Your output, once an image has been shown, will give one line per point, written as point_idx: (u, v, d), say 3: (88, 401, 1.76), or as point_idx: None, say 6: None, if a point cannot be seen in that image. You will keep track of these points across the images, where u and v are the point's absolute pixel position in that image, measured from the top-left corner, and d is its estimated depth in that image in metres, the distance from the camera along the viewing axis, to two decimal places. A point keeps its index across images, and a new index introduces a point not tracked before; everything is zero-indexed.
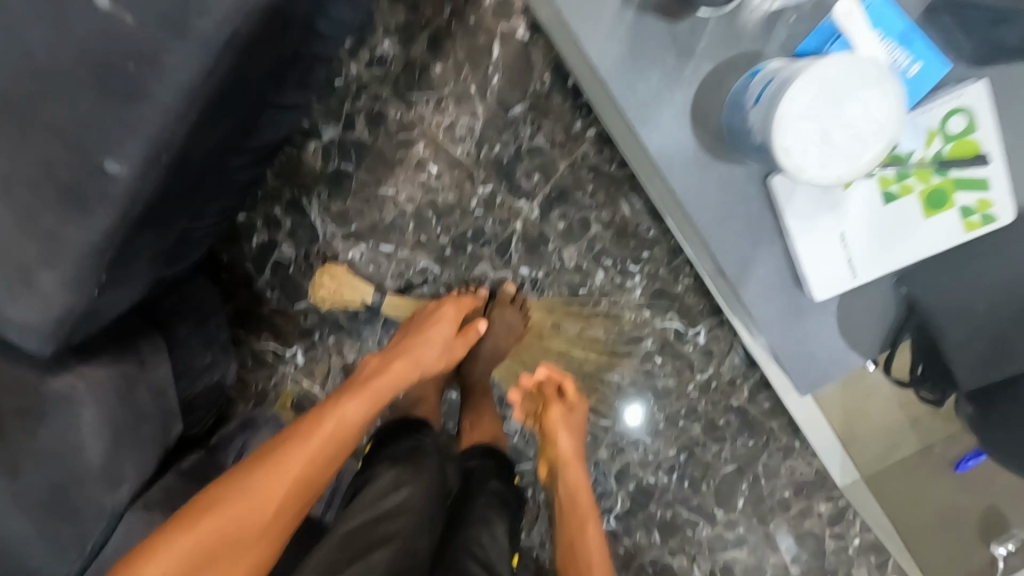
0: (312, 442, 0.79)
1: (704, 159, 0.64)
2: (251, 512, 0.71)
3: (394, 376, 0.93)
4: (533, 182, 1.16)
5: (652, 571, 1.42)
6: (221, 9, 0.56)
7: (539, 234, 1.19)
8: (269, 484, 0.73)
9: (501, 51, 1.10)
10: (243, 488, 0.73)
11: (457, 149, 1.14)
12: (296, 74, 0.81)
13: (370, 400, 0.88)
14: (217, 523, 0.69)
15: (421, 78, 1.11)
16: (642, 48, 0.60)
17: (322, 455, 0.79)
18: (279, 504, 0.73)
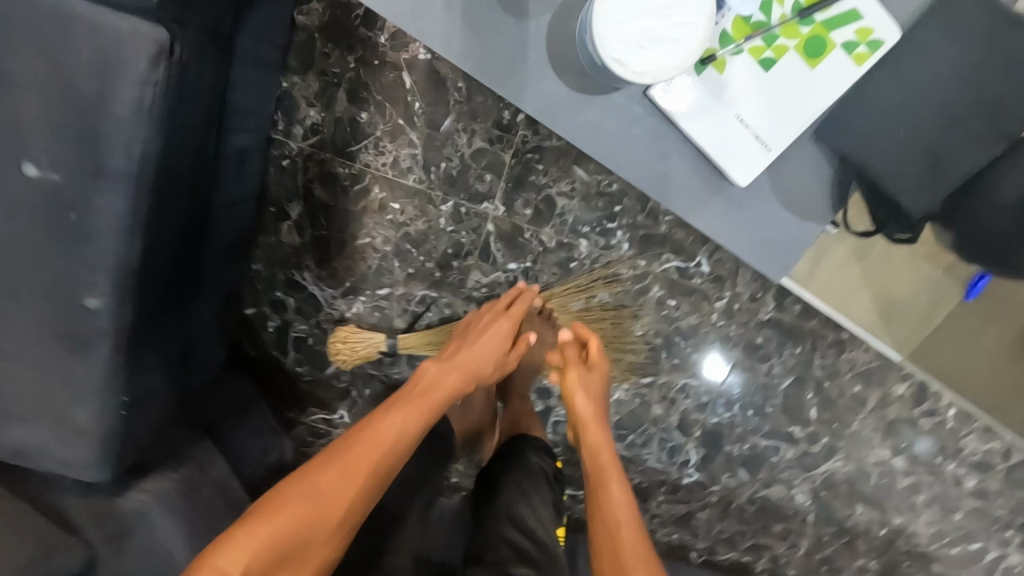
0: (379, 451, 0.81)
1: (580, 98, 0.66)
2: (323, 514, 0.74)
3: (452, 389, 0.92)
4: (487, 183, 1.20)
5: (753, 507, 1.40)
6: (123, 143, 0.64)
7: (512, 228, 1.23)
8: (339, 492, 0.76)
9: (412, 78, 1.15)
10: (315, 487, 0.76)
11: (410, 179, 1.20)
12: (230, 170, 0.90)
13: (428, 409, 0.88)
14: (292, 524, 0.72)
15: (354, 130, 1.18)
16: (481, 24, 0.64)
17: (382, 465, 0.81)
18: (344, 511, 0.76)
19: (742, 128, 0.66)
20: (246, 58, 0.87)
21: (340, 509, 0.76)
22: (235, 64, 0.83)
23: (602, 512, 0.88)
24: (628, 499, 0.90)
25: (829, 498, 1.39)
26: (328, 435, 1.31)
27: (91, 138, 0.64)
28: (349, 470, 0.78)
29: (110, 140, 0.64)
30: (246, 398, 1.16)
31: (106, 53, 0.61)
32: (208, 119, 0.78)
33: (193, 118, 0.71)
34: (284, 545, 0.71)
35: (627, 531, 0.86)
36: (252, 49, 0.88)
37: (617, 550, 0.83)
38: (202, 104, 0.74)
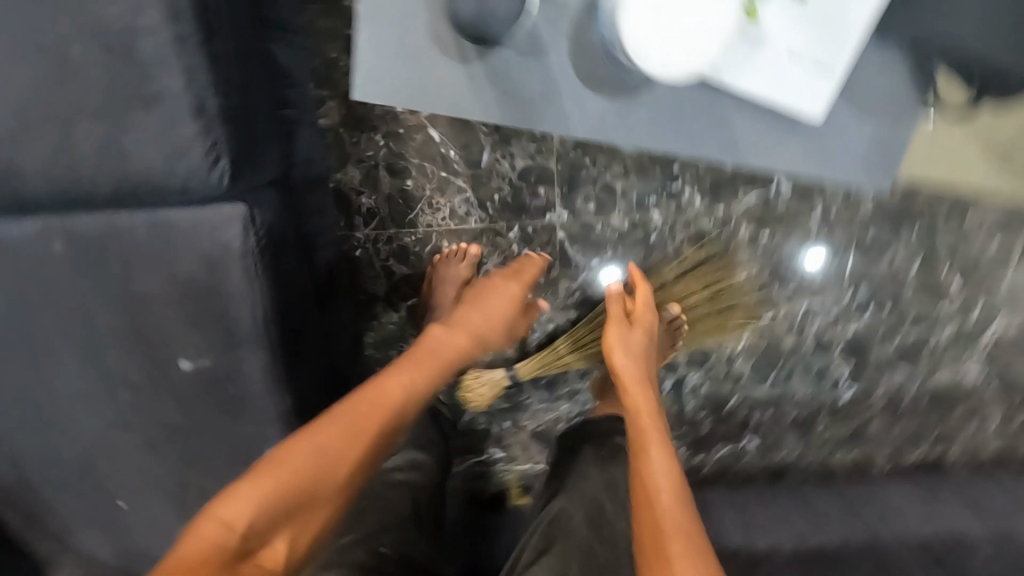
0: (394, 402, 0.84)
1: (621, 104, 0.72)
2: (326, 469, 0.73)
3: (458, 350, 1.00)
4: (543, 196, 1.21)
5: (924, 398, 1.36)
6: (247, 317, 0.71)
7: (582, 227, 1.23)
8: (347, 451, 0.76)
9: (439, 129, 1.17)
10: (324, 444, 0.74)
11: (472, 221, 1.23)
12: (325, 288, 0.97)
13: (432, 371, 0.93)
14: (294, 477, 0.71)
15: (405, 199, 1.21)
16: (512, 82, 0.71)
17: (397, 416, 0.84)
18: (349, 469, 0.76)
19: (793, 63, 0.69)
20: (301, 185, 0.92)
21: (344, 466, 0.75)
22: (295, 196, 0.88)
23: (645, 479, 0.84)
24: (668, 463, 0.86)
25: (1002, 362, 1.33)
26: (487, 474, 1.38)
27: (220, 323, 0.71)
28: (358, 426, 0.78)
29: (238, 316, 0.71)
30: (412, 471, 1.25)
31: (211, 242, 0.68)
32: (298, 257, 0.83)
33: (291, 261, 0.79)
34: (285, 501, 0.69)
35: (670, 498, 0.81)
36: (303, 174, 0.93)
37: (654, 517, 0.79)
38: (292, 246, 0.81)
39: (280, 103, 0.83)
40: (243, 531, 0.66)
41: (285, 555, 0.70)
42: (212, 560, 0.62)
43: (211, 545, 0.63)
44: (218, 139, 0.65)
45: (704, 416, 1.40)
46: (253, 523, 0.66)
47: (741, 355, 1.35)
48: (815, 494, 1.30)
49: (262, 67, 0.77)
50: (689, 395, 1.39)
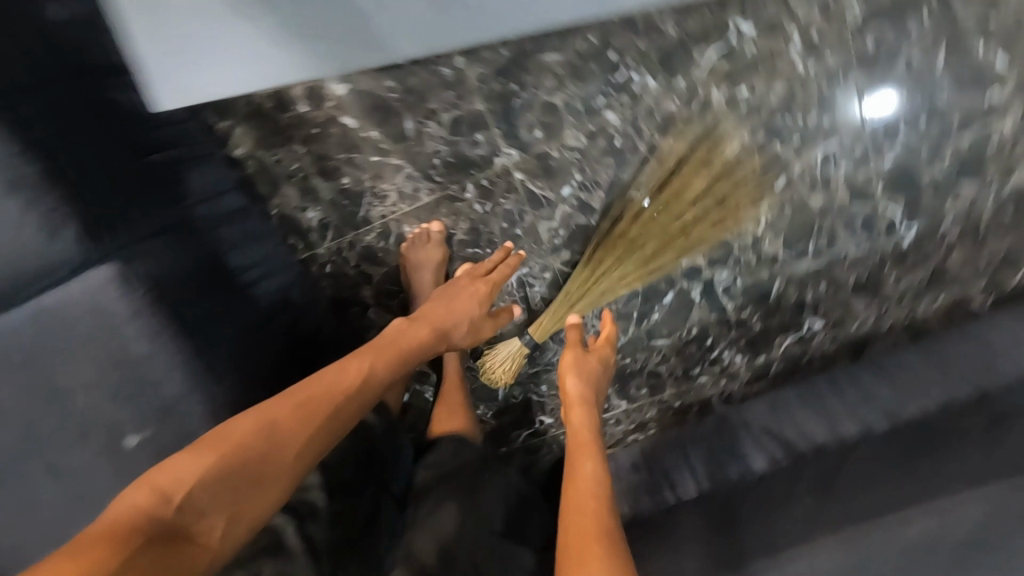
0: (345, 390, 0.86)
1: None
2: (273, 447, 0.75)
3: (420, 342, 1.01)
4: (484, 142, 1.10)
5: (1009, 208, 1.12)
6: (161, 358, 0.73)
7: (538, 159, 1.11)
8: (296, 433, 0.78)
9: (350, 115, 1.08)
10: (272, 424, 0.77)
11: (423, 196, 1.14)
12: (295, 317, 0.97)
13: (391, 364, 0.95)
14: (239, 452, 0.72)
15: (350, 198, 1.13)
16: None
17: (350, 401, 0.86)
18: (300, 451, 0.77)
19: None
20: (214, 224, 0.89)
21: (293, 448, 0.77)
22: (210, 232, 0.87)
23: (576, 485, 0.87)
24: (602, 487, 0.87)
25: None
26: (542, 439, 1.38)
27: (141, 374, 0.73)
28: (306, 407, 0.81)
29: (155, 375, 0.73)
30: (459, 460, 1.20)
31: (94, 314, 0.73)
32: (220, 288, 0.84)
33: (209, 303, 0.80)
34: (226, 471, 0.71)
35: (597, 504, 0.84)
36: (215, 212, 0.90)
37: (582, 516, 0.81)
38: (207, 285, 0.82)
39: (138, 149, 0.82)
40: (180, 505, 0.66)
41: (222, 536, 0.68)
42: (143, 530, 0.62)
43: (146, 510, 0.64)
44: (56, 203, 0.71)
45: (751, 313, 1.24)
46: (191, 493, 0.67)
47: (766, 234, 1.17)
48: (904, 358, 1.12)
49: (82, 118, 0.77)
50: (726, 296, 1.23)
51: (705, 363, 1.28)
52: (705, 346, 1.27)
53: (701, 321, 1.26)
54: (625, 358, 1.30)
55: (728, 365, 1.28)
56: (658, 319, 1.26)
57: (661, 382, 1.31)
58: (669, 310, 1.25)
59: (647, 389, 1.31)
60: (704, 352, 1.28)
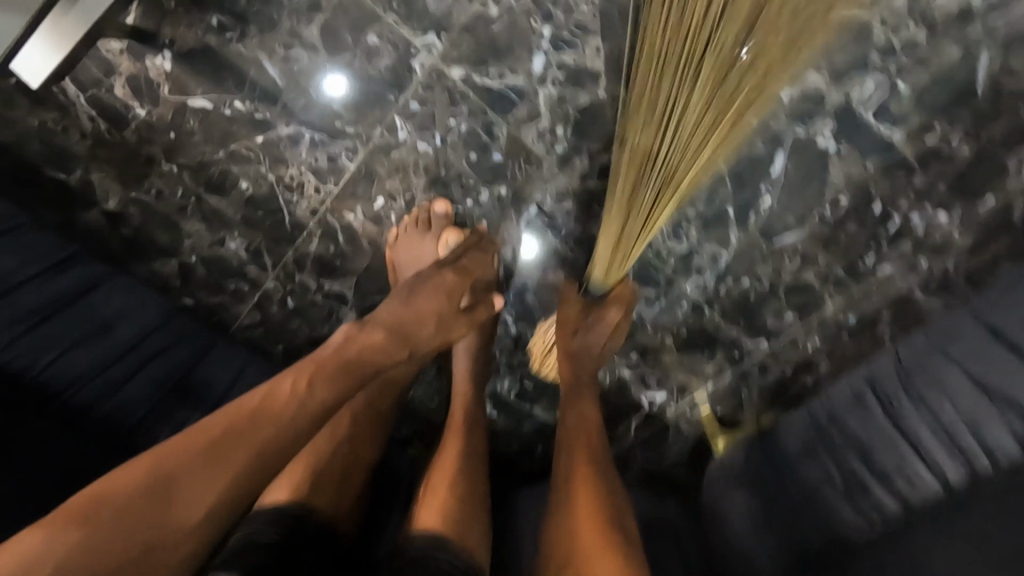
0: (281, 419, 0.53)
1: None
2: (166, 517, 0.47)
3: (375, 351, 0.61)
4: (384, 43, 0.72)
5: None
6: None
7: (475, 32, 0.71)
8: (211, 488, 0.49)
9: (201, 90, 0.75)
10: (170, 479, 0.48)
11: (347, 161, 0.77)
12: (200, 408, 0.69)
13: (344, 373, 0.58)
14: (116, 527, 0.45)
15: (261, 205, 0.80)
16: None
17: (297, 433, 0.54)
18: (215, 515, 0.49)
19: None
20: (22, 323, 0.62)
21: (195, 513, 0.48)
22: None
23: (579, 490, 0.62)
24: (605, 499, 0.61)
25: None
26: (662, 425, 0.94)
27: None
28: (220, 447, 0.50)
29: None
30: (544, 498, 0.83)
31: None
32: None
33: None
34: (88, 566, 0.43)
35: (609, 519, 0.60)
36: (24, 305, 0.63)
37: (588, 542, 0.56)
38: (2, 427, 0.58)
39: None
40: None
41: None
42: None
43: None
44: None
45: (937, 132, 0.70)
46: None
47: None
48: None
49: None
50: (881, 120, 0.71)
51: (881, 243, 0.76)
52: (872, 216, 0.75)
53: (852, 179, 0.74)
54: (743, 280, 0.82)
55: (931, 236, 0.74)
56: (774, 203, 0.77)
57: (817, 298, 0.81)
58: (788, 182, 0.76)
59: (795, 313, 0.82)
60: (875, 227, 0.75)
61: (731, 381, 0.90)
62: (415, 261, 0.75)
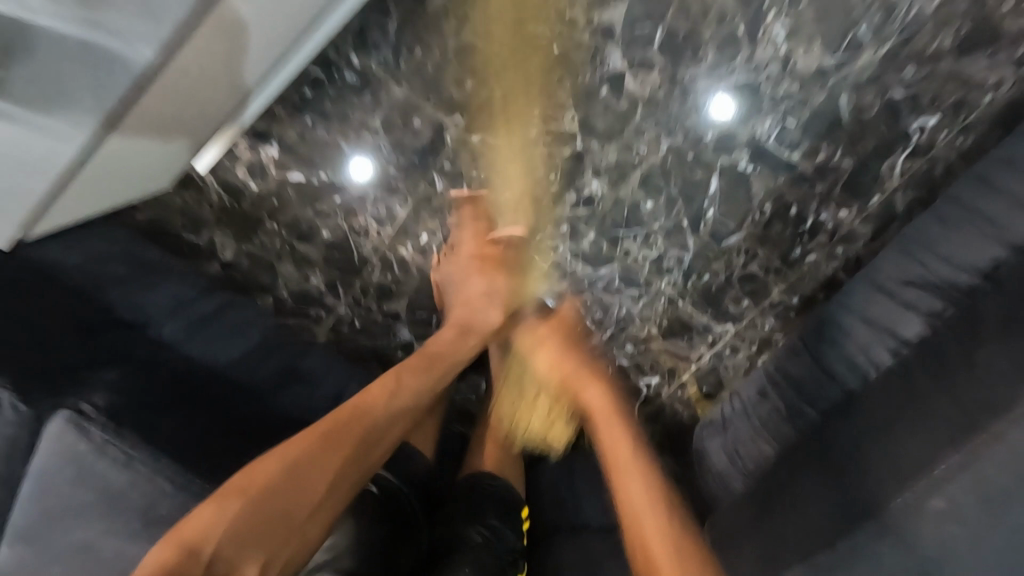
0: (373, 412, 0.73)
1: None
2: (307, 482, 0.65)
3: (445, 345, 0.86)
4: (423, 124, 1.02)
5: None
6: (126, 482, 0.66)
7: (484, 111, 1.00)
8: (332, 458, 0.67)
9: (294, 168, 1.05)
10: (302, 459, 0.65)
11: (400, 210, 1.05)
12: None
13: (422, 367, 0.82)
14: (274, 493, 0.62)
15: (336, 247, 1.08)
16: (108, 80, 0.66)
17: (386, 419, 0.74)
18: (338, 478, 0.67)
19: None
20: (193, 323, 0.87)
21: (325, 478, 0.66)
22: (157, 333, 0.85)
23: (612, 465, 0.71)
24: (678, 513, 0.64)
25: None
26: (658, 406, 1.10)
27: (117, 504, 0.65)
28: (334, 436, 0.68)
29: (127, 495, 0.65)
30: None
31: (75, 463, 0.66)
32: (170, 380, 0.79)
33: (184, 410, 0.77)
34: (259, 520, 0.60)
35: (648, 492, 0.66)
36: (196, 312, 0.88)
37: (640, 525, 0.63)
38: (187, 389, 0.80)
39: (83, 287, 0.83)
40: (211, 557, 0.57)
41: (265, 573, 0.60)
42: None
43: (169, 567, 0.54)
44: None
45: (827, 151, 0.95)
46: (220, 544, 0.58)
47: (795, 48, 0.92)
48: None
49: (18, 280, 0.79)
50: (785, 146, 0.96)
51: (803, 237, 0.99)
52: (792, 217, 0.99)
53: (771, 191, 0.99)
54: (705, 277, 1.04)
55: (837, 227, 0.98)
56: (716, 214, 1.01)
57: (763, 285, 1.03)
58: (723, 198, 1.00)
59: (749, 299, 1.04)
60: (797, 226, 0.99)
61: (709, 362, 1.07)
62: None
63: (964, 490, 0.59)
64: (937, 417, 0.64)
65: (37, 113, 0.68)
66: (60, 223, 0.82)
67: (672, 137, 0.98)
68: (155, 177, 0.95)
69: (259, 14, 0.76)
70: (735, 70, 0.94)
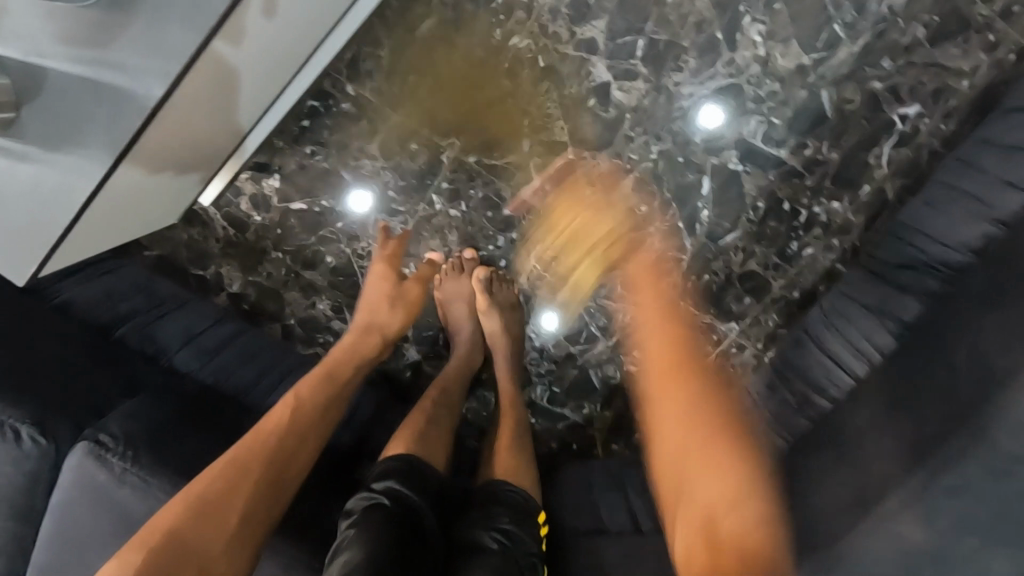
0: (282, 425, 0.73)
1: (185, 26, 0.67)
2: (219, 505, 0.64)
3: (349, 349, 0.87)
4: (418, 147, 1.05)
5: None
6: (143, 506, 0.66)
7: (477, 131, 1.03)
8: (240, 478, 0.66)
9: (295, 197, 1.08)
10: (208, 486, 0.65)
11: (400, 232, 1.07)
12: None
13: (331, 378, 0.82)
14: (181, 525, 0.61)
15: (339, 273, 1.09)
16: (119, 112, 0.69)
17: (298, 428, 0.74)
18: (253, 494, 0.66)
19: None
20: (207, 353, 0.90)
21: (242, 496, 0.65)
22: (172, 360, 0.88)
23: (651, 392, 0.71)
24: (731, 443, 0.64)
25: None
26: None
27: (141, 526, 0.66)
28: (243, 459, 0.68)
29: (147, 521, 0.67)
30: (579, 469, 1.04)
31: (91, 493, 0.67)
32: (189, 398, 0.81)
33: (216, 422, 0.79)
34: (173, 551, 0.59)
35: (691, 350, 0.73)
36: (207, 343, 0.92)
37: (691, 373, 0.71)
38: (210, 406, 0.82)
39: (98, 320, 0.86)
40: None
41: None
42: None
43: None
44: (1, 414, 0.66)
45: (813, 146, 0.98)
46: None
47: (774, 49, 0.96)
48: None
49: (33, 312, 0.80)
50: (771, 143, 0.98)
51: (798, 232, 1.00)
52: (786, 212, 1.00)
53: (762, 189, 1.00)
54: (705, 278, 1.05)
55: (831, 220, 0.99)
56: (711, 215, 1.02)
57: (763, 282, 1.03)
58: (716, 198, 1.01)
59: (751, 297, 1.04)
60: (791, 221, 1.00)
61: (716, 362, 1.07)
62: (464, 297, 1.04)
63: (977, 464, 0.59)
64: (940, 390, 0.65)
65: (56, 151, 0.71)
66: (62, 264, 0.83)
67: (661, 142, 1.00)
68: (162, 213, 0.98)
69: (258, 52, 0.81)
70: (717, 75, 0.97)
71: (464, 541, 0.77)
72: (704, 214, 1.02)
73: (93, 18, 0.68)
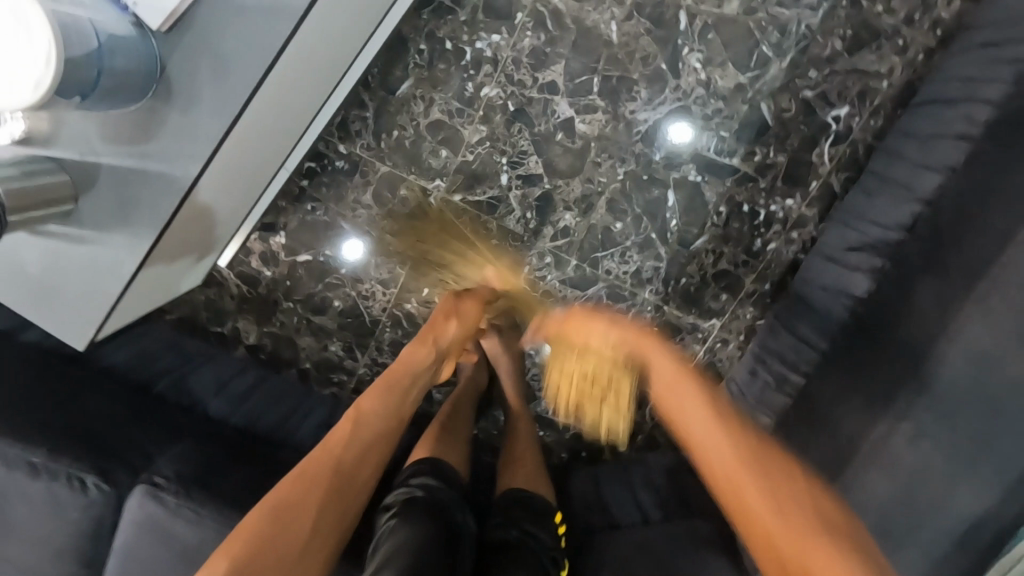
0: (342, 444, 0.81)
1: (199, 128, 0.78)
2: (294, 519, 0.71)
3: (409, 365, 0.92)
4: (408, 192, 1.15)
5: None
6: (198, 536, 0.74)
7: (459, 172, 1.14)
8: (311, 494, 0.74)
9: (300, 250, 1.18)
10: (283, 502, 0.72)
11: (400, 270, 1.17)
12: None
13: (387, 392, 0.88)
14: (261, 538, 0.69)
15: (347, 314, 1.18)
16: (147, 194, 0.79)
17: (360, 445, 0.81)
18: (320, 506, 0.74)
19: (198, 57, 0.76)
20: (237, 400, 0.99)
21: (310, 509, 0.73)
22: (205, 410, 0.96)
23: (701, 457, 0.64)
24: (802, 488, 0.59)
25: None
26: None
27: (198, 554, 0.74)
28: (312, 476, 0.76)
29: (203, 550, 0.75)
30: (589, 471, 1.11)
31: (152, 530, 0.75)
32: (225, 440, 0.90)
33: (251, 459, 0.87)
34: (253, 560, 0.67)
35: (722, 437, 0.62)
36: (236, 390, 1.00)
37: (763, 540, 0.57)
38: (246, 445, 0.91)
39: (137, 379, 0.95)
40: None
41: None
42: None
43: None
44: (69, 466, 0.74)
45: (762, 152, 1.08)
46: None
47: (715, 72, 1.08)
48: (951, 65, 0.89)
49: (79, 379, 0.89)
50: (724, 155, 1.09)
51: (760, 230, 1.11)
52: (746, 213, 1.10)
53: (722, 195, 1.11)
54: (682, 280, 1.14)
55: (786, 215, 1.10)
56: (679, 223, 1.12)
57: (736, 279, 1.13)
58: (682, 208, 1.12)
59: (727, 294, 1.13)
60: (752, 220, 1.11)
61: (702, 357, 1.16)
62: None
63: None
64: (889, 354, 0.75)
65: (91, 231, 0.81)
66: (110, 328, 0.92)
67: (626, 164, 1.11)
68: (188, 277, 1.08)
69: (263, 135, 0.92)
70: (667, 100, 1.09)
71: (492, 539, 0.84)
72: (673, 223, 1.12)
73: (128, 118, 0.77)
